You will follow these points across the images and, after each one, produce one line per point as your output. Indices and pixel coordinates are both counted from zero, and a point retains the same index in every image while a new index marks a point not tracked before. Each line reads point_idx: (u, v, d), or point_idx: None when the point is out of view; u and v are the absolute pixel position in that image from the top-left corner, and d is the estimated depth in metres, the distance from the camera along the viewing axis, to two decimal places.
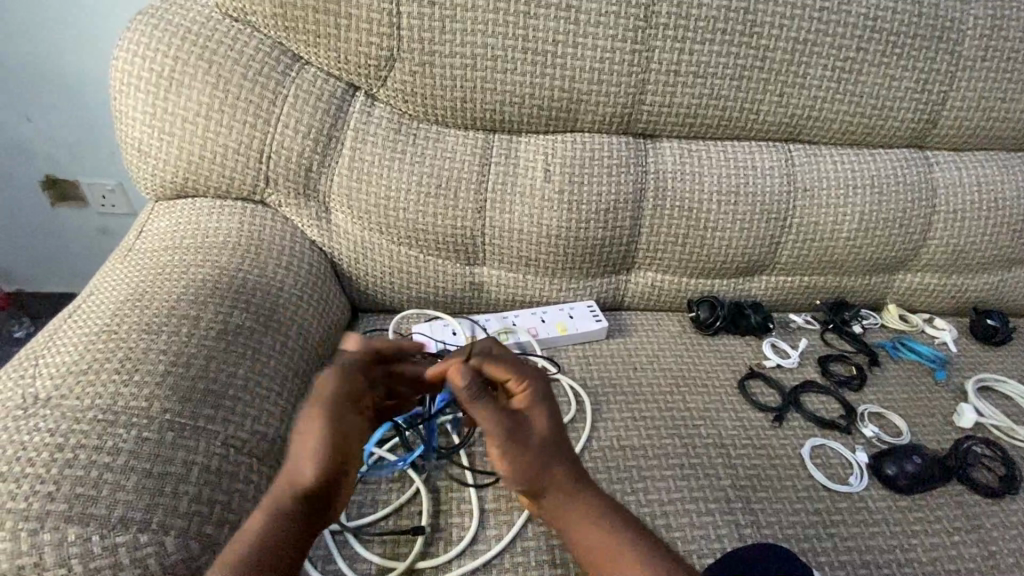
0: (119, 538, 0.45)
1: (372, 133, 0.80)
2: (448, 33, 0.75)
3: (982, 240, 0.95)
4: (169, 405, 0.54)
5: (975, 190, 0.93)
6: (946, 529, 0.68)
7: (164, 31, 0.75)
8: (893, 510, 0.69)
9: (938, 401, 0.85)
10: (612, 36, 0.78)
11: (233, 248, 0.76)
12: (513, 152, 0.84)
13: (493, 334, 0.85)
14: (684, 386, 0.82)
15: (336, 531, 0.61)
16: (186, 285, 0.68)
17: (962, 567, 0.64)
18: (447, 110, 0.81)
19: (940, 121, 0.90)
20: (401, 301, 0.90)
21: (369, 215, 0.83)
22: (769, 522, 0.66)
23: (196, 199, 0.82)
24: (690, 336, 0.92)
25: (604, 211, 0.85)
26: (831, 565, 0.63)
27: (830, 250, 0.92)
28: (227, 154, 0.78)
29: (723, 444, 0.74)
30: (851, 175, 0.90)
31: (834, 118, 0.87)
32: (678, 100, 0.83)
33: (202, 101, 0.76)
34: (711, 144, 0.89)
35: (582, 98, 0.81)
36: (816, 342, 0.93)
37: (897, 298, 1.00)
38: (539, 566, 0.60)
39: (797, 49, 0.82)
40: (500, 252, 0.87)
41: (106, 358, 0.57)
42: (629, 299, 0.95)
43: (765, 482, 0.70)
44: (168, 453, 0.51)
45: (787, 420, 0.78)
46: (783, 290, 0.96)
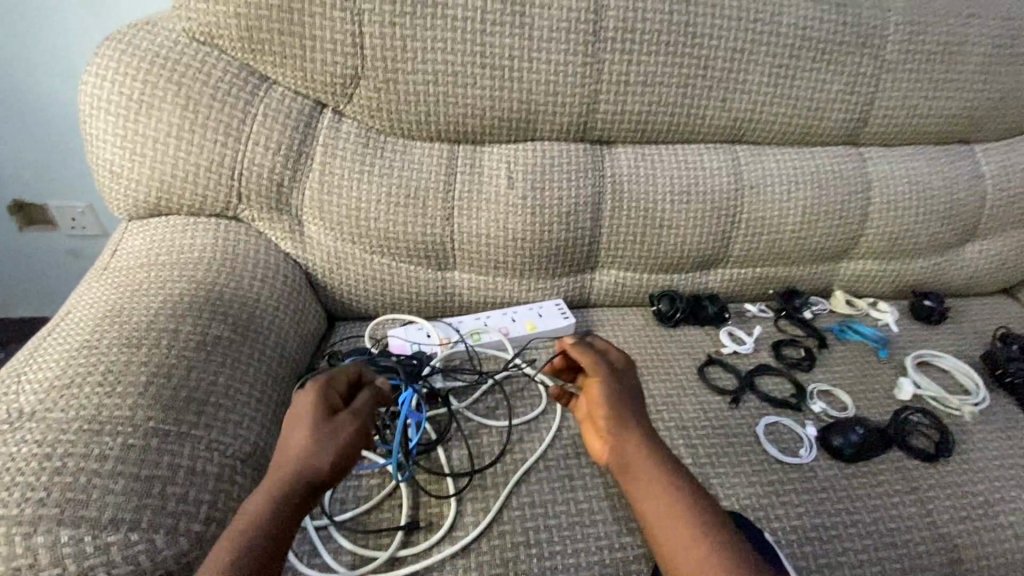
0: (111, 537, 0.47)
1: (341, 148, 0.84)
2: (410, 51, 0.80)
3: (915, 227, 1.03)
4: (153, 413, 0.57)
5: (906, 182, 1.01)
6: (886, 492, 0.74)
7: (132, 55, 0.78)
8: (840, 477, 0.75)
9: (880, 377, 0.92)
10: (564, 50, 0.83)
11: (208, 263, 0.78)
12: (477, 162, 0.89)
13: (466, 335, 0.89)
14: (648, 375, 0.87)
15: (320, 526, 0.64)
16: (164, 299, 0.71)
17: (901, 524, 0.71)
18: (412, 124, 0.85)
19: (870, 119, 0.97)
20: (376, 308, 0.94)
21: (341, 226, 0.86)
22: (727, 494, 0.71)
23: (169, 217, 0.84)
24: (653, 329, 0.97)
25: (566, 214, 0.90)
26: (784, 529, 0.68)
27: (778, 243, 0.99)
28: (199, 172, 0.81)
29: (685, 426, 0.79)
30: (792, 172, 0.97)
31: (774, 120, 0.94)
32: (629, 107, 0.88)
33: (173, 122, 0.79)
34: (663, 147, 0.95)
35: (540, 108, 0.86)
36: (770, 329, 1.00)
37: (843, 284, 1.07)
38: (514, 547, 0.64)
39: (735, 58, 0.88)
40: (469, 257, 0.91)
41: (88, 372, 0.59)
42: (595, 297, 1.00)
43: (723, 459, 0.75)
44: (154, 457, 0.53)
45: (743, 401, 0.84)
46: (738, 282, 1.03)
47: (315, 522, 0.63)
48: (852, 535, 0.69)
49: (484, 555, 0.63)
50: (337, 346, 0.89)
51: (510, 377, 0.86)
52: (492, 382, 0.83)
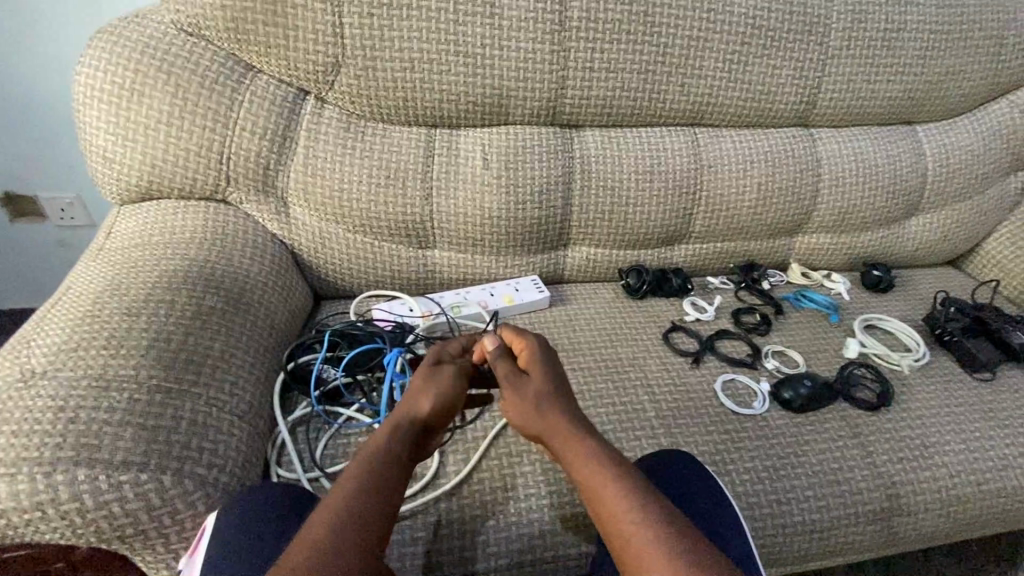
0: (123, 476, 0.52)
1: (324, 133, 0.89)
2: (387, 40, 0.85)
3: (862, 202, 1.11)
4: (155, 372, 0.62)
5: (853, 160, 1.09)
6: (832, 437, 0.81)
7: (123, 46, 0.82)
8: (790, 425, 0.82)
9: (831, 339, 0.99)
10: (532, 39, 0.89)
11: (200, 242, 0.83)
12: (454, 145, 0.94)
13: (446, 308, 0.95)
14: (617, 341, 0.94)
15: (315, 478, 0.69)
16: (160, 274, 0.75)
17: (844, 465, 0.78)
18: (391, 110, 0.90)
19: (818, 102, 1.05)
20: (361, 286, 0.99)
21: (326, 207, 0.91)
22: (686, 441, 0.78)
23: (161, 200, 0.88)
24: (622, 301, 1.04)
25: (538, 193, 0.96)
26: (737, 471, 0.75)
27: (736, 218, 1.06)
28: (189, 157, 0.85)
29: (650, 384, 0.86)
30: (747, 152, 1.04)
31: (730, 103, 1.01)
32: (595, 93, 0.95)
33: (163, 110, 0.83)
34: (628, 130, 1.01)
35: (511, 94, 0.92)
36: (731, 299, 1.07)
37: (799, 258, 1.15)
38: (493, 492, 0.70)
39: (692, 45, 0.95)
40: (448, 235, 0.96)
41: (93, 337, 0.63)
42: (568, 273, 1.06)
43: (684, 411, 0.82)
44: (158, 409, 0.58)
45: (703, 362, 0.91)
46: (701, 256, 1.10)
47: (310, 475, 0.69)
48: (798, 474, 0.76)
49: (465, 499, 0.69)
50: (325, 321, 0.94)
51: None
52: None
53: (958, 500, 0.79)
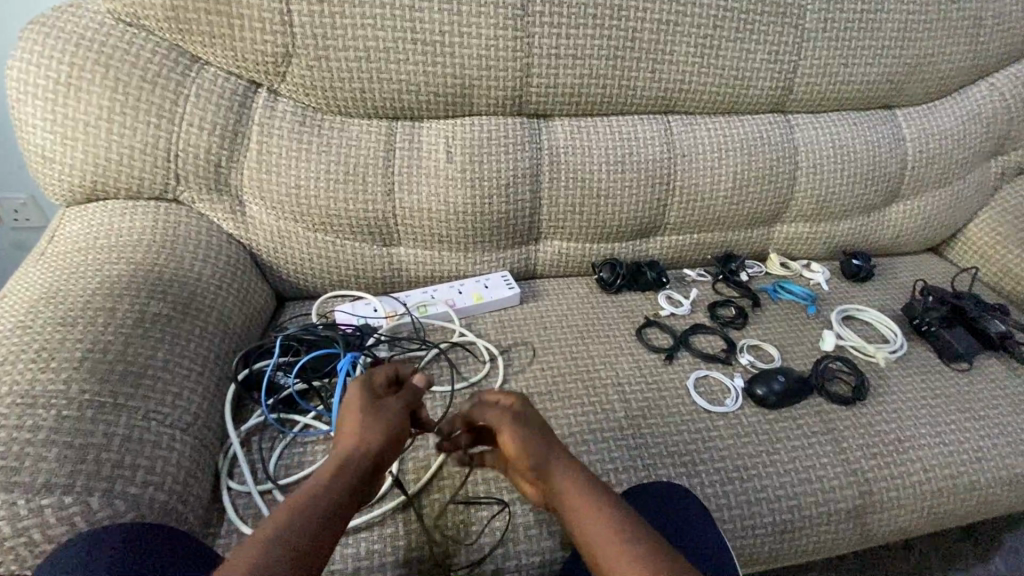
0: (45, 500, 0.50)
1: (277, 127, 0.85)
2: (339, 29, 0.81)
3: (840, 190, 1.09)
4: (88, 386, 0.59)
5: (830, 146, 1.06)
6: (805, 434, 0.79)
7: (57, 38, 0.77)
8: (762, 422, 0.80)
9: (808, 331, 0.97)
10: (493, 25, 0.85)
11: (147, 244, 0.79)
12: (416, 137, 0.90)
13: (413, 308, 0.92)
14: (589, 338, 0.91)
15: (266, 490, 0.67)
16: (101, 280, 0.72)
17: (817, 462, 0.76)
18: (348, 101, 0.86)
19: (794, 88, 1.02)
20: (325, 285, 0.95)
21: (282, 205, 0.87)
22: (656, 442, 0.76)
23: (108, 201, 0.84)
24: (595, 296, 1.01)
25: (505, 185, 0.92)
26: (708, 471, 0.73)
27: (711, 208, 1.04)
28: (134, 155, 0.81)
29: (620, 382, 0.83)
30: (722, 139, 1.01)
31: (703, 89, 0.98)
32: (562, 80, 0.91)
33: (103, 105, 0.79)
34: (599, 119, 0.98)
35: (474, 83, 0.88)
36: (708, 291, 1.05)
37: (777, 247, 1.13)
38: (453, 499, 0.68)
39: (661, 29, 0.91)
40: (413, 232, 0.93)
41: (22, 350, 0.61)
42: (541, 268, 1.03)
43: (654, 410, 0.80)
44: (89, 427, 0.56)
45: (676, 358, 0.89)
46: (677, 248, 1.07)
47: (261, 486, 0.66)
48: (770, 473, 0.74)
49: (424, 508, 0.67)
50: (286, 323, 0.91)
51: (456, 345, 0.89)
52: (437, 351, 0.86)
53: (932, 495, 0.78)
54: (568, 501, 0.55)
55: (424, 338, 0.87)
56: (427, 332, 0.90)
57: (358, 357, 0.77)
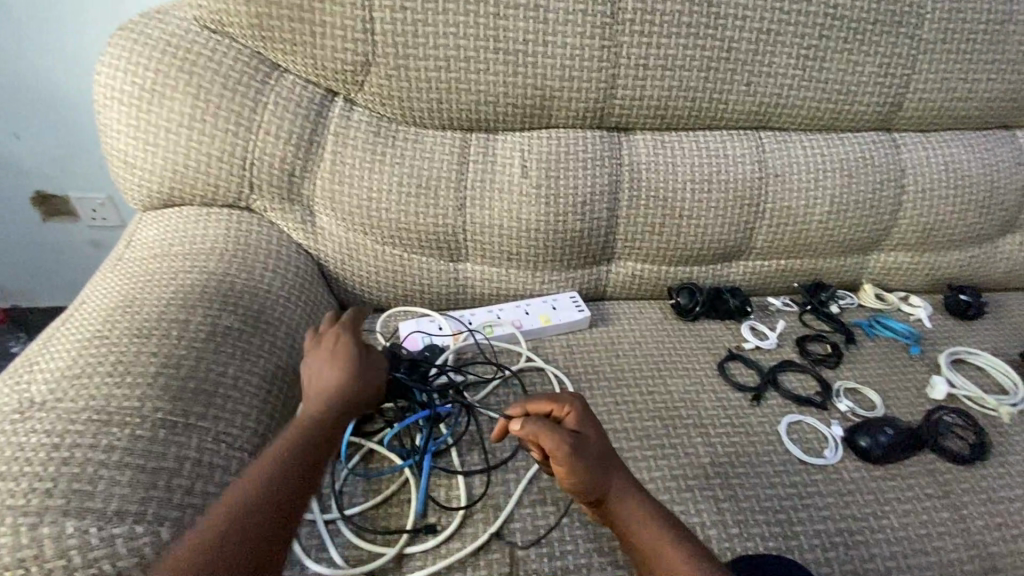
0: (116, 529, 0.48)
1: (352, 137, 0.83)
2: (421, 37, 0.77)
3: (951, 217, 0.98)
4: (161, 405, 0.57)
5: (942, 169, 0.96)
6: (917, 497, 0.70)
7: (144, 45, 0.78)
8: (866, 480, 0.72)
9: (913, 375, 0.87)
10: (580, 33, 0.80)
11: (220, 253, 0.78)
12: (490, 150, 0.86)
13: (478, 328, 0.87)
14: (666, 370, 0.85)
15: (330, 520, 0.64)
16: (175, 290, 0.70)
17: (933, 531, 0.67)
18: (424, 112, 0.83)
19: (904, 104, 0.93)
20: (388, 300, 0.92)
21: (352, 216, 0.85)
22: (746, 495, 0.68)
23: (183, 208, 0.84)
24: (671, 323, 0.94)
25: (581, 203, 0.87)
26: (807, 533, 0.65)
27: (803, 233, 0.95)
28: (211, 162, 0.80)
29: (703, 424, 0.76)
30: (819, 160, 0.93)
31: (802, 105, 0.90)
32: (649, 93, 0.85)
33: (184, 112, 0.78)
34: (684, 135, 0.91)
35: (555, 95, 0.83)
36: (795, 324, 0.96)
37: (873, 278, 1.03)
38: (525, 546, 0.63)
39: (760, 40, 0.84)
40: (481, 248, 0.89)
41: (98, 363, 0.60)
42: (611, 289, 0.97)
43: (742, 458, 0.73)
44: (161, 449, 0.54)
45: (764, 398, 0.81)
46: (762, 274, 0.99)
47: (324, 515, 0.64)
48: (879, 541, 0.66)
49: (495, 553, 0.62)
50: None
51: (523, 371, 0.84)
52: (506, 376, 0.81)
53: None
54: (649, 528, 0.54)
55: (492, 362, 0.83)
56: (492, 355, 0.86)
57: (450, 410, 0.74)
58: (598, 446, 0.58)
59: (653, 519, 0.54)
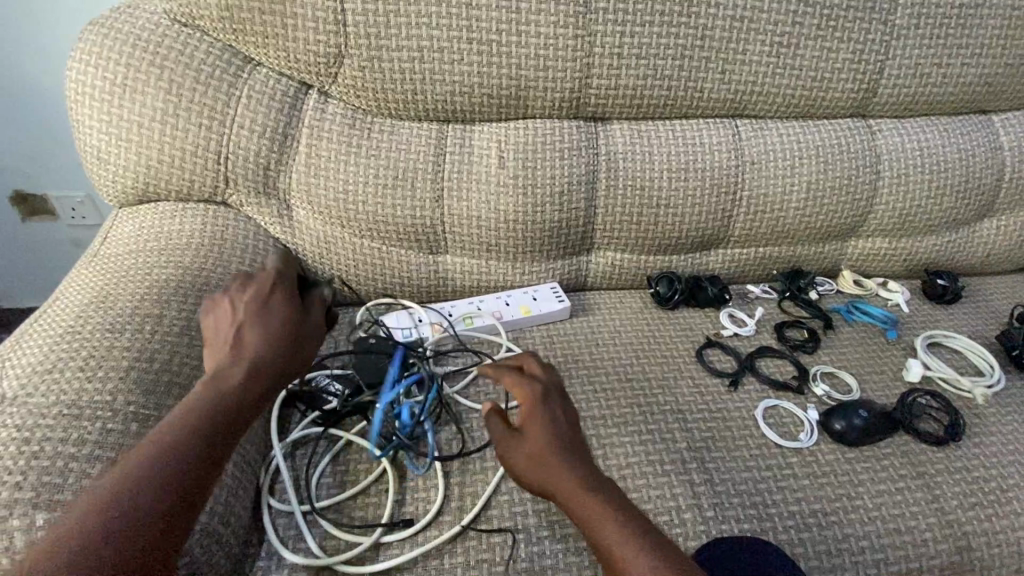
0: None
1: (327, 129, 0.83)
2: (393, 28, 0.77)
3: (927, 203, 0.99)
4: (133, 398, 0.57)
5: (918, 155, 0.97)
6: (891, 477, 0.71)
7: (115, 39, 0.77)
8: (841, 462, 0.72)
9: (889, 359, 0.88)
10: (553, 22, 0.80)
11: (196, 248, 0.77)
12: (467, 142, 0.86)
13: (458, 319, 0.88)
14: (645, 358, 0.85)
15: (306, 511, 0.64)
16: (149, 285, 0.70)
17: (906, 511, 0.68)
18: (399, 103, 0.83)
19: (879, 90, 0.93)
20: (369, 293, 0.92)
21: (329, 209, 0.85)
22: (722, 479, 0.69)
23: (159, 203, 0.83)
24: (651, 312, 0.95)
25: (558, 193, 0.87)
26: (781, 515, 0.66)
27: (781, 220, 0.96)
28: (185, 157, 0.80)
29: (681, 409, 0.77)
30: (796, 147, 0.93)
31: (777, 92, 0.90)
32: (624, 82, 0.85)
33: (157, 107, 0.78)
34: (660, 124, 0.92)
35: (530, 85, 0.83)
36: (774, 310, 0.97)
37: (852, 264, 1.03)
38: (502, 532, 0.63)
39: (734, 27, 0.84)
40: (460, 240, 0.89)
41: (70, 358, 0.59)
42: (592, 279, 0.98)
43: (719, 443, 0.73)
44: (132, 442, 0.54)
45: (741, 384, 0.82)
46: (741, 262, 0.99)
47: (301, 506, 0.64)
48: (852, 521, 0.66)
49: (471, 540, 0.63)
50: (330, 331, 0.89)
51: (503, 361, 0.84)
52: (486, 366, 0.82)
53: None
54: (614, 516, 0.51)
55: (472, 352, 0.83)
56: (472, 346, 0.86)
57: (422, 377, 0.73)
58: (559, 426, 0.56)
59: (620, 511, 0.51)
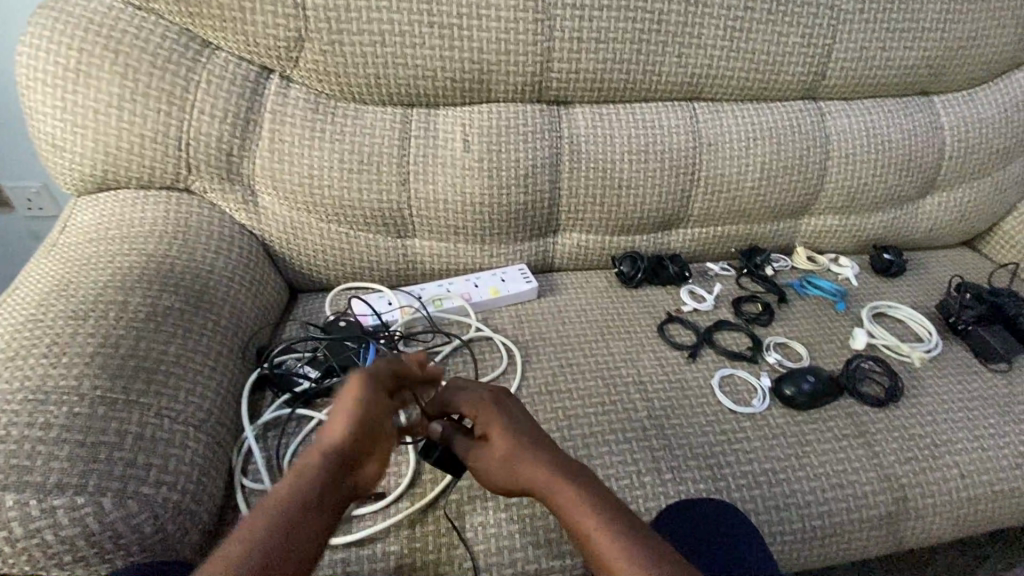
0: (56, 500, 0.49)
1: (290, 114, 0.83)
2: (353, 12, 0.78)
3: (874, 181, 1.04)
4: (99, 382, 0.58)
5: (864, 134, 1.02)
6: (835, 437, 0.76)
7: (66, 22, 0.75)
8: (790, 424, 0.77)
9: (838, 329, 0.93)
10: (513, 7, 0.81)
11: (160, 235, 0.77)
12: (431, 126, 0.87)
13: (428, 301, 0.89)
14: (608, 334, 0.88)
15: None
16: (113, 272, 0.70)
17: (848, 467, 0.73)
18: (362, 87, 0.83)
19: (828, 73, 0.97)
20: (339, 278, 0.93)
21: (295, 195, 0.85)
22: (680, 444, 0.73)
23: (119, 191, 0.82)
24: (616, 290, 0.98)
25: (522, 176, 0.89)
26: (734, 475, 0.71)
27: (738, 200, 1.00)
28: (145, 144, 0.79)
29: (642, 381, 0.81)
30: (750, 128, 0.97)
31: (732, 75, 0.93)
32: (584, 65, 0.87)
33: (113, 91, 0.77)
34: (621, 107, 0.94)
35: (492, 68, 0.84)
36: (732, 286, 1.01)
37: (805, 241, 1.09)
38: (471, 501, 0.66)
39: (689, 12, 0.87)
40: (428, 223, 0.90)
41: (33, 345, 0.59)
42: (558, 260, 1.00)
43: (677, 410, 0.77)
44: (100, 424, 0.55)
45: (700, 355, 0.86)
46: (701, 241, 1.03)
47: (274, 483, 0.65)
48: (799, 478, 0.71)
49: (443, 509, 0.65)
50: (300, 316, 0.89)
51: (473, 340, 0.86)
52: (456, 345, 0.84)
53: (969, 502, 0.74)
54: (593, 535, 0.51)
55: (442, 332, 0.85)
56: (442, 327, 0.88)
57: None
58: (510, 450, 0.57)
59: (597, 523, 0.51)
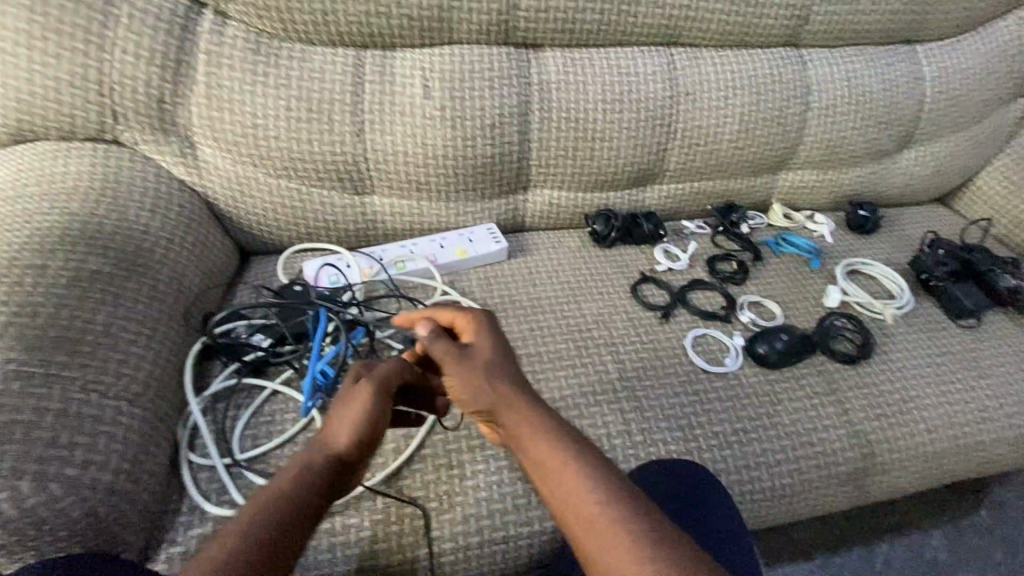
0: None
1: (227, 56, 0.74)
2: None
3: (853, 133, 1.01)
4: (13, 355, 0.52)
5: (845, 84, 0.98)
6: (807, 395, 0.75)
7: None
8: (762, 384, 0.76)
9: (812, 287, 0.92)
10: None
11: (85, 191, 0.69)
12: (388, 69, 0.80)
13: (390, 264, 0.84)
14: (580, 295, 0.85)
15: (229, 463, 0.61)
16: (30, 233, 0.63)
17: (818, 424, 0.72)
18: (308, 25, 0.75)
19: (811, 17, 0.92)
20: (293, 239, 0.86)
21: (238, 146, 0.77)
22: (651, 406, 0.71)
23: (37, 142, 0.74)
24: (588, 250, 0.94)
25: (489, 126, 0.83)
26: (706, 436, 0.69)
27: (715, 153, 0.96)
28: (61, 88, 0.70)
29: (614, 343, 0.78)
30: (729, 76, 0.92)
31: (711, 17, 0.88)
32: (553, 3, 0.80)
33: (19, 27, 0.67)
34: (594, 52, 0.88)
35: (453, 5, 0.77)
36: (707, 245, 0.98)
37: (782, 197, 1.06)
38: (436, 471, 0.63)
39: None
40: (388, 178, 0.84)
41: None
42: (529, 219, 0.95)
43: (649, 372, 0.75)
44: (15, 402, 0.49)
45: (673, 315, 0.84)
46: (677, 198, 1.00)
47: (223, 458, 0.61)
48: (770, 437, 0.70)
49: (406, 479, 0.62)
50: (251, 281, 0.83)
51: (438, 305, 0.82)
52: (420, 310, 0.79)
53: (934, 456, 0.75)
54: (571, 499, 0.41)
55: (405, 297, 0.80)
56: (405, 291, 0.83)
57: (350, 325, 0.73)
58: (466, 387, 0.49)
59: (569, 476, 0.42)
